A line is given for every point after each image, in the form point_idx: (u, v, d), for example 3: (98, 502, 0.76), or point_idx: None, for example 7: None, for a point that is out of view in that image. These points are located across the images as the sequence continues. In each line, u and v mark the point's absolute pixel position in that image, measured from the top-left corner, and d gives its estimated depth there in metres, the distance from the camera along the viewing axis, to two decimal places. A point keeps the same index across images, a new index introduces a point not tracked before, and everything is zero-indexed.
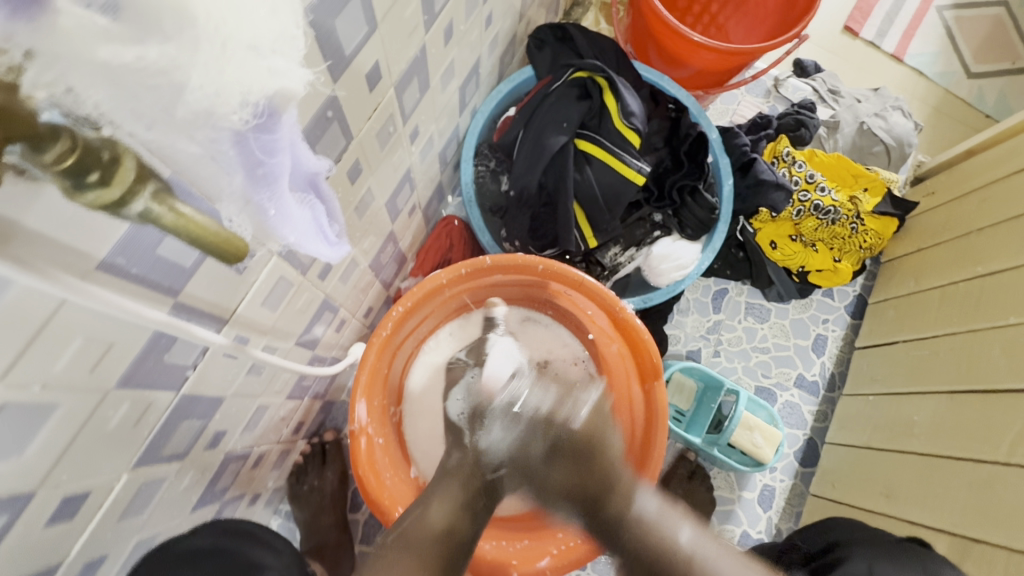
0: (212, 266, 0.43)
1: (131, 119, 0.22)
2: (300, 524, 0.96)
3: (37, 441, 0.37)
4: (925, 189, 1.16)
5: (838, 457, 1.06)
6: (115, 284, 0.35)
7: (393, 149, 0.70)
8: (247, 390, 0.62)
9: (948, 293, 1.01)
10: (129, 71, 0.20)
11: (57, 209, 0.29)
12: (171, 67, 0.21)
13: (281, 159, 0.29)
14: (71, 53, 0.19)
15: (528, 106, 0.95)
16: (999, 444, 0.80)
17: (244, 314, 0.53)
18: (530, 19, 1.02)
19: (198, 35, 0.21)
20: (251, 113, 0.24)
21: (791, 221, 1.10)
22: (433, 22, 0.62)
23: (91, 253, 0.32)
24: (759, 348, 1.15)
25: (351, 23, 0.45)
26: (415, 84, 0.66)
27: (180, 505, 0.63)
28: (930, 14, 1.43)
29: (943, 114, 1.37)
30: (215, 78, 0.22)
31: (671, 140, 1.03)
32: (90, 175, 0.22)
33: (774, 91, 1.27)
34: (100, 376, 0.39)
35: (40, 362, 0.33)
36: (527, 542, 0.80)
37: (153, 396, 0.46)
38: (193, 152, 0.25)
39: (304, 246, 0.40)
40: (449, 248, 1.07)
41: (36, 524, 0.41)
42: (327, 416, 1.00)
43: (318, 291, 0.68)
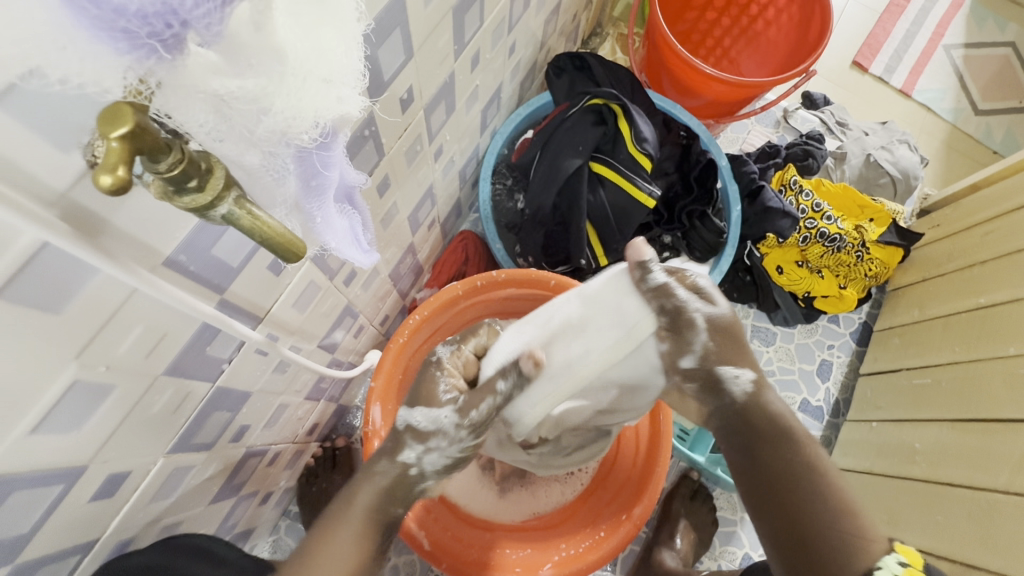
0: (256, 266, 0.47)
1: (206, 134, 0.26)
2: (309, 524, 0.98)
3: (94, 417, 0.40)
4: (930, 221, 1.18)
5: (841, 483, 1.06)
6: (175, 278, 0.39)
7: (419, 165, 0.75)
8: (272, 388, 0.66)
9: (951, 323, 1.03)
10: (231, 100, 0.25)
11: (137, 211, 0.33)
12: (261, 96, 0.25)
13: (332, 173, 0.34)
14: (185, 82, 0.23)
15: (546, 129, 0.99)
16: (999, 472, 0.81)
17: (277, 315, 0.57)
18: (550, 48, 1.08)
19: (285, 71, 0.25)
20: (319, 131, 0.28)
21: (798, 248, 1.13)
22: (462, 51, 0.67)
23: (158, 249, 0.36)
24: (765, 370, 1.17)
25: (391, 52, 0.50)
26: (442, 107, 0.71)
27: (202, 495, 0.66)
28: (938, 53, 1.48)
29: (951, 149, 1.40)
30: (295, 105, 0.26)
31: (682, 165, 1.07)
32: (189, 182, 0.25)
33: (783, 122, 1.31)
34: (153, 362, 0.42)
35: (106, 346, 0.37)
36: (530, 551, 0.81)
37: (192, 385, 0.49)
38: (254, 163, 0.29)
39: (343, 252, 0.44)
40: (464, 262, 1.11)
41: (83, 498, 0.45)
42: (339, 420, 1.03)
43: (342, 296, 0.72)
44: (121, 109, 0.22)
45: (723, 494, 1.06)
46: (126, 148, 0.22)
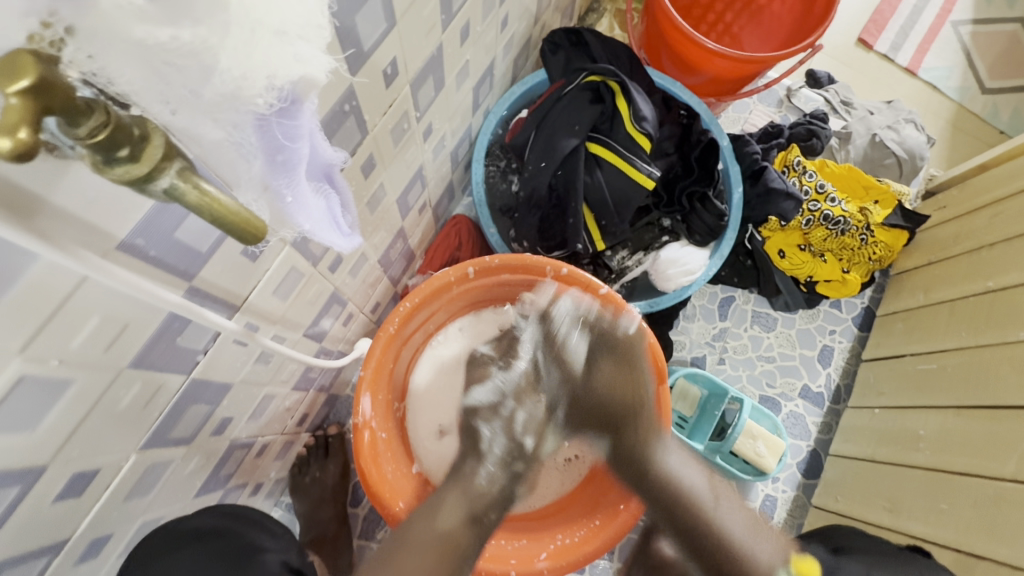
0: (227, 251, 0.44)
1: (157, 100, 0.24)
2: (300, 516, 0.96)
3: (51, 415, 0.38)
4: (936, 203, 1.15)
5: (841, 470, 1.05)
6: (133, 265, 0.36)
7: (407, 145, 0.71)
8: (255, 378, 0.63)
9: (957, 307, 1.00)
10: (162, 51, 0.21)
11: (81, 188, 0.29)
12: (202, 50, 0.22)
13: (301, 146, 0.30)
14: (106, 30, 0.20)
15: (541, 108, 0.95)
16: (1007, 460, 0.79)
17: (256, 303, 0.54)
18: (546, 23, 1.03)
19: (229, 20, 0.22)
20: (275, 96, 0.25)
21: (800, 231, 1.10)
22: (450, 21, 0.63)
23: (112, 232, 0.33)
24: (765, 356, 1.15)
25: (370, 18, 0.46)
26: (430, 82, 0.67)
27: (184, 489, 0.64)
28: (945, 29, 1.43)
29: (957, 128, 1.36)
30: (244, 62, 0.23)
31: (682, 146, 1.04)
32: (120, 151, 0.22)
33: (786, 101, 1.27)
34: (115, 356, 0.40)
35: (57, 339, 0.34)
36: (525, 542, 0.80)
37: (164, 378, 0.46)
38: (216, 136, 0.26)
39: (319, 235, 0.40)
40: (458, 247, 1.07)
41: (46, 499, 0.42)
42: (331, 409, 1.01)
43: (328, 283, 0.69)
44: (20, 59, 0.19)
45: None
46: (30, 106, 0.19)
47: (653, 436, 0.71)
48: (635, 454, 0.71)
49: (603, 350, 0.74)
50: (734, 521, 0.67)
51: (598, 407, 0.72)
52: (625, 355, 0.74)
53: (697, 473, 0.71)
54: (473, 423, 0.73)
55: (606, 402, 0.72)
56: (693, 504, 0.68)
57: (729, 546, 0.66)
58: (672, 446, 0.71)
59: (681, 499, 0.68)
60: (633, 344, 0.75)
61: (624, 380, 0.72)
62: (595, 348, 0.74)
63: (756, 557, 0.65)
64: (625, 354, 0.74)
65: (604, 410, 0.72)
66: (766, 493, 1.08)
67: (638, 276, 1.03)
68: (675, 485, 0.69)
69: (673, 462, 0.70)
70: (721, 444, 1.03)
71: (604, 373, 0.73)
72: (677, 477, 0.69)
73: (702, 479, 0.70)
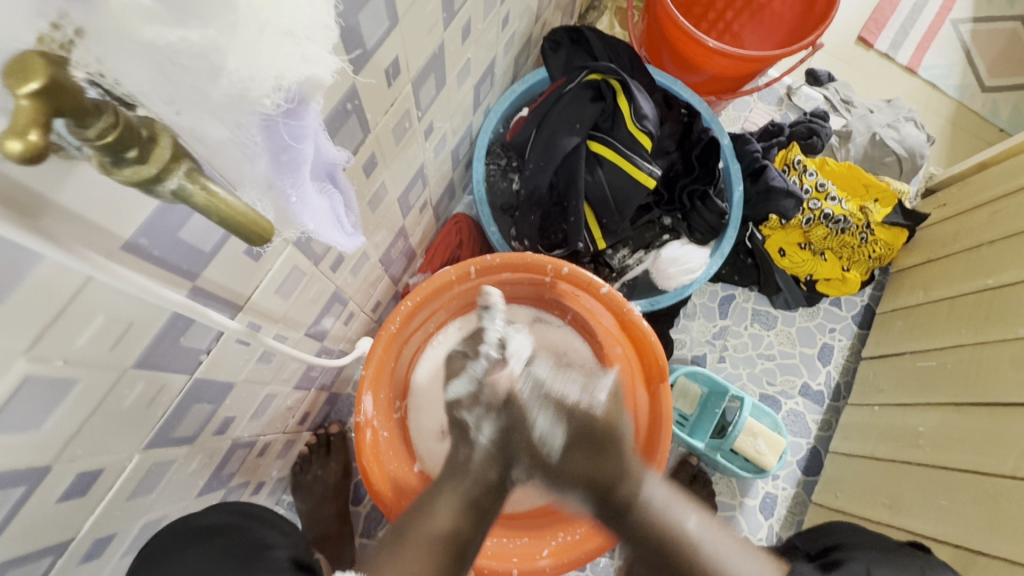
0: (230, 250, 0.44)
1: (161, 102, 0.23)
2: (302, 514, 0.96)
3: (56, 414, 0.38)
4: (936, 202, 1.16)
5: (841, 467, 1.05)
6: (137, 265, 0.36)
7: (408, 144, 0.71)
8: (257, 377, 0.63)
9: (957, 305, 1.00)
10: (169, 52, 0.21)
11: (86, 188, 0.29)
12: (209, 50, 0.22)
13: (306, 146, 0.30)
14: (114, 30, 0.20)
15: (541, 107, 0.95)
16: (1006, 456, 0.80)
17: (258, 302, 0.54)
18: (546, 21, 1.03)
19: (237, 21, 0.22)
20: (282, 98, 0.24)
21: (800, 229, 1.10)
22: (452, 20, 0.63)
23: (116, 232, 0.33)
24: (765, 355, 1.15)
25: (373, 17, 0.46)
26: (432, 81, 0.67)
27: (187, 488, 0.64)
28: (945, 27, 1.43)
29: (957, 126, 1.36)
30: (251, 62, 0.23)
31: (683, 145, 1.04)
32: (128, 152, 0.22)
33: (786, 100, 1.27)
34: (119, 355, 0.40)
35: (62, 338, 0.34)
36: (526, 540, 0.80)
37: (167, 377, 0.46)
38: (221, 136, 0.26)
39: (321, 234, 0.40)
40: (458, 245, 1.07)
41: (50, 498, 0.42)
42: (332, 408, 1.01)
43: (330, 282, 0.69)
44: (30, 60, 0.19)
45: (721, 478, 1.08)
46: (41, 108, 0.19)
47: (637, 485, 0.69)
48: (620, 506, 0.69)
49: (586, 430, 0.71)
50: (723, 555, 0.67)
51: (586, 480, 0.70)
52: (607, 434, 0.71)
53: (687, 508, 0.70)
54: (457, 416, 0.73)
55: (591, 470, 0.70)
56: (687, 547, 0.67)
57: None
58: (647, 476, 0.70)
59: (677, 542, 0.67)
60: (613, 424, 0.72)
61: (602, 459, 0.70)
62: (575, 434, 0.71)
63: None
64: (602, 437, 0.71)
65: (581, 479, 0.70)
66: (767, 491, 1.08)
67: (639, 274, 1.04)
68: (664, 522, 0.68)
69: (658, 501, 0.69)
70: (722, 442, 1.04)
71: (577, 457, 0.70)
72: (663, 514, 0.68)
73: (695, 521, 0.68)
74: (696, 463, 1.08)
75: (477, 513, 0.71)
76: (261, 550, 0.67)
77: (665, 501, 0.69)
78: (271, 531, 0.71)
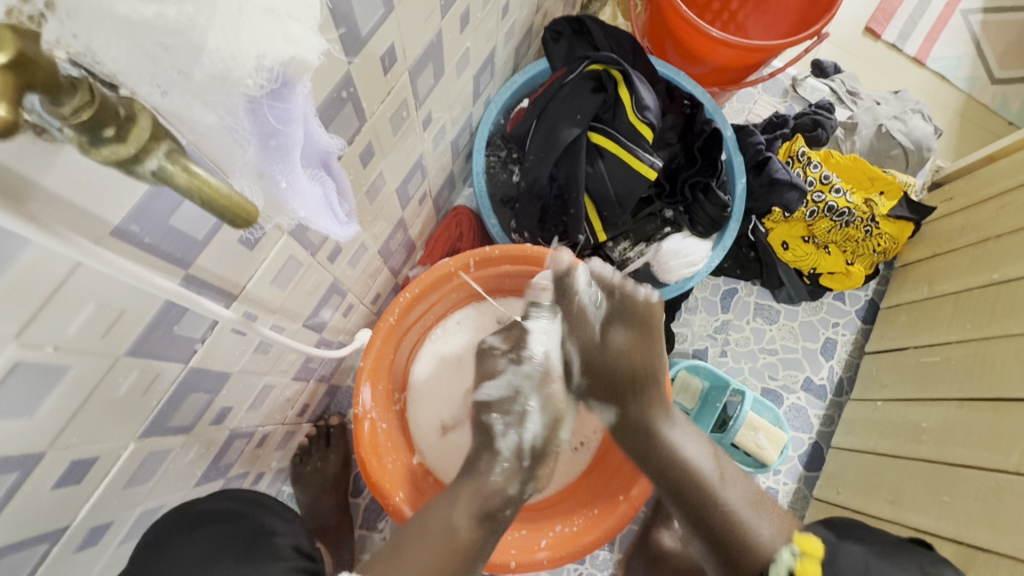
0: (224, 238, 0.43)
1: (145, 81, 0.23)
2: (302, 505, 0.97)
3: (49, 401, 0.38)
4: (942, 195, 1.14)
5: (843, 462, 1.04)
6: (127, 251, 0.35)
7: (407, 134, 0.71)
8: (254, 368, 0.63)
9: (963, 300, 0.99)
10: (147, 28, 0.21)
11: (72, 172, 0.29)
12: (188, 28, 0.21)
13: (293, 130, 0.29)
14: (88, 8, 0.20)
15: (542, 98, 0.94)
16: (1009, 452, 0.79)
17: (254, 292, 0.54)
18: (547, 11, 1.02)
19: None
20: (265, 78, 0.24)
21: (804, 222, 1.09)
22: (450, 8, 0.62)
23: (105, 218, 0.33)
24: (767, 349, 1.14)
25: (367, 2, 0.45)
26: (430, 70, 0.66)
27: (185, 477, 0.64)
28: (955, 18, 1.41)
29: (966, 119, 1.34)
30: (232, 41, 0.22)
31: (685, 136, 1.02)
32: (106, 131, 0.22)
33: (791, 91, 1.25)
34: (111, 343, 0.39)
35: (52, 325, 0.34)
36: (525, 532, 0.80)
37: (161, 366, 0.46)
38: (210, 121, 0.26)
39: (314, 222, 0.40)
40: (459, 237, 1.07)
41: (44, 486, 0.42)
42: (332, 400, 1.01)
43: (327, 273, 0.69)
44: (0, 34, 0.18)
45: None
46: (13, 84, 0.19)
47: (660, 412, 0.76)
48: (642, 423, 0.76)
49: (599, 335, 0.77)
50: (735, 497, 0.72)
51: (616, 382, 0.77)
52: (643, 324, 0.77)
53: (702, 447, 0.76)
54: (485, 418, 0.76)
55: (617, 366, 0.76)
56: (692, 473, 0.73)
57: (728, 516, 0.70)
58: (676, 419, 0.77)
59: (690, 467, 0.73)
60: (650, 316, 0.77)
61: (638, 351, 0.76)
62: (612, 314, 0.77)
63: (759, 532, 0.69)
64: (639, 321, 0.77)
65: (611, 380, 0.77)
66: (767, 486, 1.08)
67: (639, 267, 1.03)
68: (678, 455, 0.74)
69: (674, 437, 0.75)
70: (723, 436, 1.03)
71: (616, 339, 0.76)
72: (681, 449, 0.74)
73: (707, 455, 0.75)
74: None
75: (476, 504, 0.71)
76: (267, 537, 0.68)
77: (683, 438, 0.75)
78: (275, 517, 0.72)
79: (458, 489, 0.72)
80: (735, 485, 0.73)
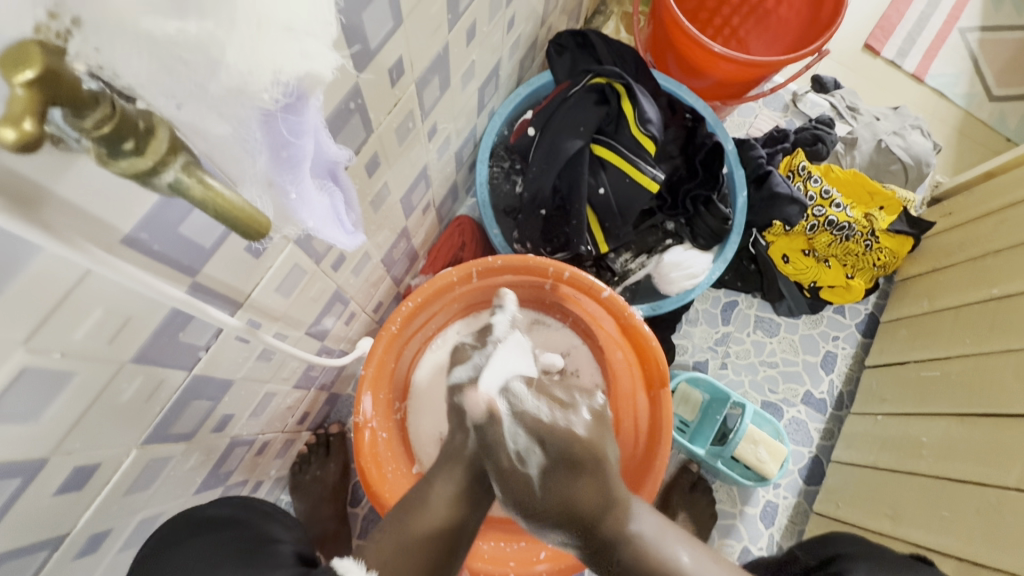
0: (231, 246, 0.44)
1: (161, 96, 0.23)
2: (300, 514, 0.96)
3: (53, 407, 0.38)
4: (941, 210, 1.15)
5: (843, 476, 1.04)
6: (135, 259, 0.36)
7: (412, 145, 0.71)
8: (256, 376, 0.63)
9: (962, 315, 0.99)
10: (169, 44, 0.21)
11: (87, 181, 0.30)
12: (208, 42, 0.22)
13: (305, 142, 0.30)
14: (110, 22, 0.20)
15: (546, 110, 0.95)
16: (1009, 468, 0.79)
17: (258, 300, 0.54)
18: (552, 25, 1.03)
19: (234, 14, 0.22)
20: (281, 92, 0.24)
21: (805, 236, 1.09)
22: (456, 22, 0.63)
23: (116, 226, 0.33)
24: (768, 362, 1.14)
25: (377, 17, 0.46)
26: (436, 83, 0.67)
27: (185, 485, 0.64)
28: (953, 36, 1.43)
29: (964, 135, 1.35)
30: (250, 56, 0.23)
31: (687, 149, 1.03)
32: (125, 144, 0.22)
33: (792, 106, 1.27)
34: (117, 349, 0.40)
35: (60, 331, 0.34)
36: (524, 544, 0.79)
37: (165, 373, 0.46)
38: (223, 132, 0.26)
39: (321, 232, 0.40)
40: (461, 247, 1.07)
41: (46, 492, 0.42)
42: (332, 408, 1.01)
43: (331, 281, 0.69)
44: (28, 49, 0.19)
45: (722, 486, 1.08)
46: (37, 98, 0.19)
47: (624, 521, 0.68)
48: (609, 541, 0.68)
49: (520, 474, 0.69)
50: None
51: (569, 512, 0.67)
52: (594, 462, 0.68)
53: (675, 535, 0.70)
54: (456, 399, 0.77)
55: (571, 502, 0.67)
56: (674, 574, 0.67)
57: None
58: (639, 514, 0.70)
59: (669, 568, 0.67)
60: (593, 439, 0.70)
61: (592, 487, 0.67)
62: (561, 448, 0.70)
63: None
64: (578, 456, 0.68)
65: (563, 517, 0.67)
66: (768, 499, 1.07)
67: (641, 279, 1.03)
68: (654, 557, 0.67)
69: (646, 535, 0.68)
70: (723, 449, 1.03)
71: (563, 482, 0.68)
72: (655, 550, 0.68)
73: (683, 549, 0.69)
74: (697, 470, 1.07)
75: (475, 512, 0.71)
76: (268, 544, 0.67)
77: (652, 532, 0.69)
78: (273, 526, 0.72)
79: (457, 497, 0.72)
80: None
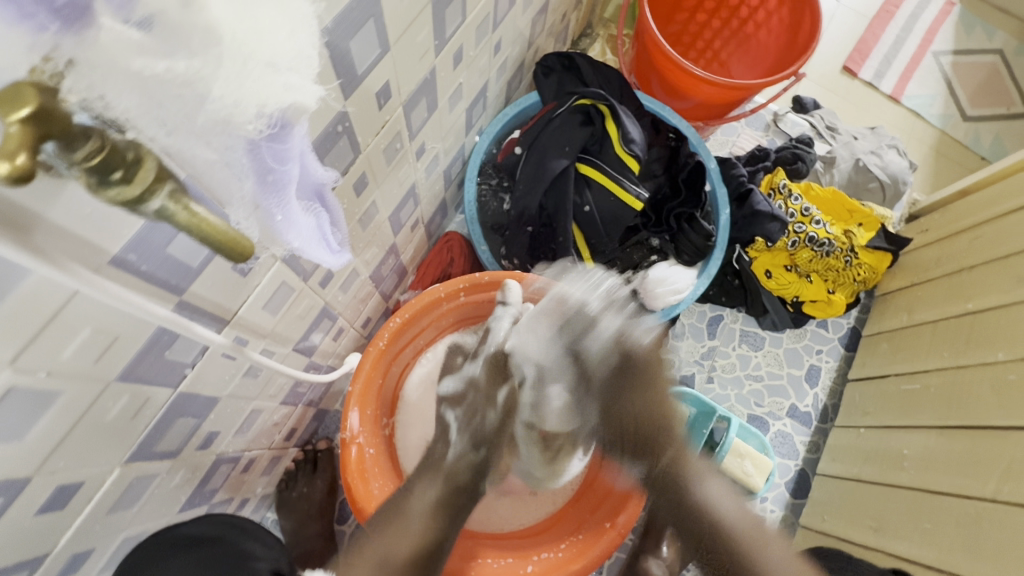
0: (218, 266, 0.44)
1: (153, 125, 0.24)
2: (286, 532, 0.95)
3: (39, 425, 0.38)
4: (918, 226, 1.18)
5: (829, 489, 1.05)
6: (124, 279, 0.37)
7: (400, 164, 0.73)
8: (243, 392, 0.63)
9: (939, 328, 1.02)
10: (157, 80, 0.23)
11: (76, 207, 0.31)
12: (194, 79, 0.23)
13: (291, 167, 0.31)
14: (107, 63, 0.22)
15: (531, 131, 0.98)
16: (988, 480, 0.80)
17: (245, 317, 0.54)
18: (539, 48, 1.06)
19: (222, 53, 0.23)
20: (265, 124, 0.26)
21: (786, 252, 1.12)
22: (443, 46, 0.65)
23: (104, 248, 0.34)
24: (753, 375, 1.16)
25: (365, 44, 0.48)
26: (423, 104, 0.69)
27: (169, 503, 0.64)
28: (927, 59, 1.48)
29: (940, 154, 1.40)
30: (235, 90, 0.24)
31: (670, 168, 1.06)
32: (114, 173, 0.24)
33: (773, 125, 1.30)
34: (104, 368, 0.40)
35: (48, 350, 0.35)
36: (510, 560, 0.79)
37: (151, 391, 0.47)
38: (209, 158, 0.27)
39: (307, 252, 0.41)
40: (449, 263, 1.08)
41: (28, 512, 0.42)
42: (320, 424, 1.01)
43: (319, 298, 0.70)
44: (23, 91, 0.21)
45: None
46: (30, 133, 0.21)
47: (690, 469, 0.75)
48: (669, 480, 0.74)
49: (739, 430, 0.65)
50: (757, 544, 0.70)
51: (637, 432, 0.77)
52: (652, 379, 0.77)
53: (729, 496, 0.74)
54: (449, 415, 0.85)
55: (634, 421, 0.77)
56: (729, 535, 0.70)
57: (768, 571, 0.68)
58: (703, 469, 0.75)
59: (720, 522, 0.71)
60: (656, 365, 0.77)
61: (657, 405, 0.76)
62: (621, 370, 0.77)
63: None
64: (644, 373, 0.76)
65: (635, 438, 0.77)
66: (756, 513, 1.08)
67: None
68: (712, 511, 0.72)
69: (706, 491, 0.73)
70: None
71: (633, 395, 0.76)
72: (710, 504, 0.72)
73: (736, 508, 0.73)
74: None
75: None
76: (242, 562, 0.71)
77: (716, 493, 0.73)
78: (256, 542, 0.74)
79: (441, 509, 0.73)
80: (770, 540, 0.70)
